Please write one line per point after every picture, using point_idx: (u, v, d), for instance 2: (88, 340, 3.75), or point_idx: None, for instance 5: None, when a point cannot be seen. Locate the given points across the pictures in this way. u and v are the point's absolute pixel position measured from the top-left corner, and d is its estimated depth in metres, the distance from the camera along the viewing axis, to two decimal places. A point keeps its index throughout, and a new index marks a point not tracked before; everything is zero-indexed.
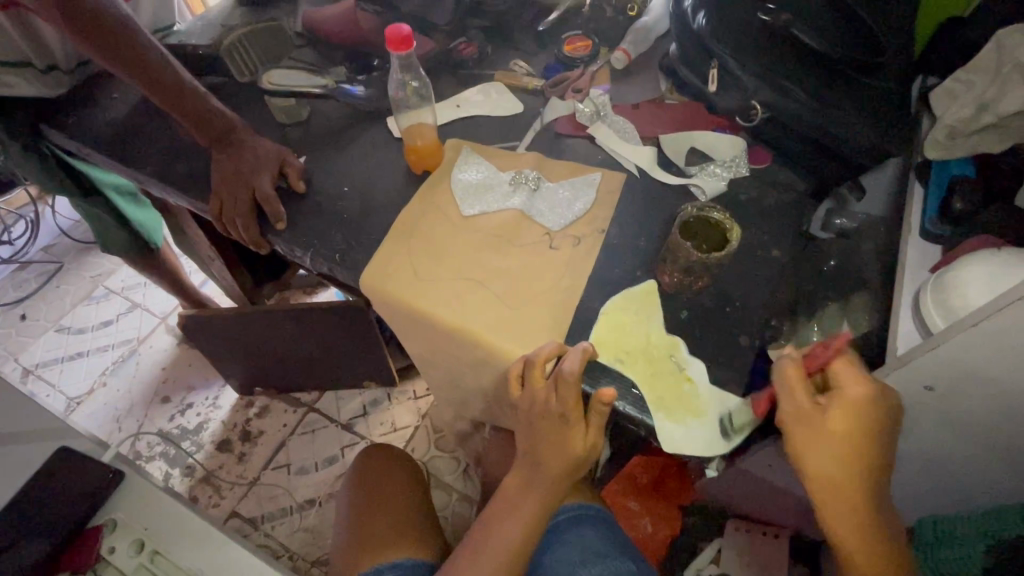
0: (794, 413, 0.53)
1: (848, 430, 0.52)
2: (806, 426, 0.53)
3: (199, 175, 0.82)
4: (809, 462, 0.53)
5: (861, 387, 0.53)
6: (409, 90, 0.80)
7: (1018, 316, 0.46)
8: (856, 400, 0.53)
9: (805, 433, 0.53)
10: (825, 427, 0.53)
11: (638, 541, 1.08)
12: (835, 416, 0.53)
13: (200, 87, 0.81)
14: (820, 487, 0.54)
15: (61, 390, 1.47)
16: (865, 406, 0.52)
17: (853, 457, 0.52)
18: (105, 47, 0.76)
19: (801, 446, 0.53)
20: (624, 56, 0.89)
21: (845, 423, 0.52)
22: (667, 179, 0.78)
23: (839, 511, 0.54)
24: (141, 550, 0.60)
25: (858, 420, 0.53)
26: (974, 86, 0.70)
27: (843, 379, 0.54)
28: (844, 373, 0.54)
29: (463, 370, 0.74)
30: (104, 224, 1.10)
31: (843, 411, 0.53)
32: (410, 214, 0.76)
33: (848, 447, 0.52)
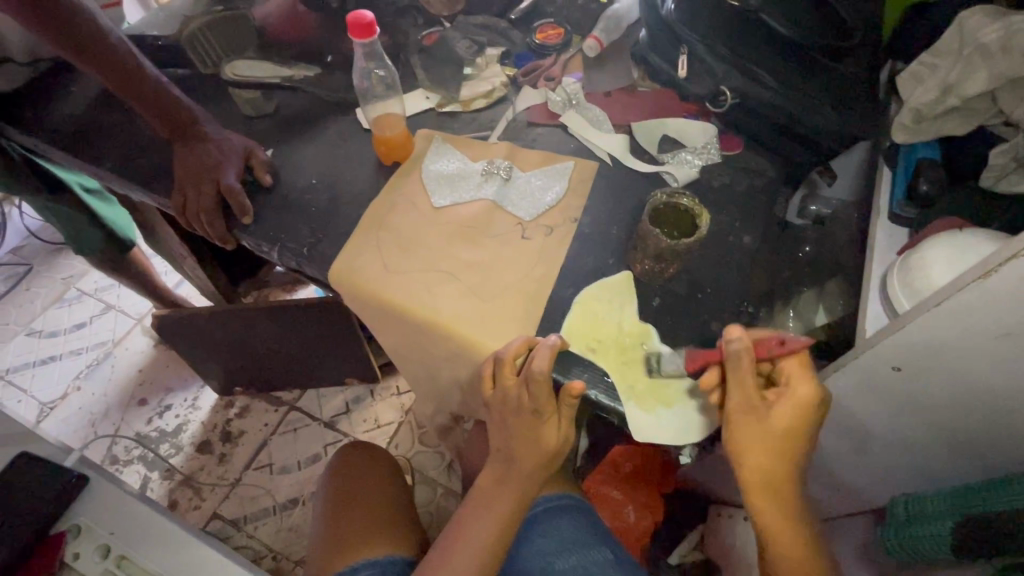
0: (743, 403, 0.54)
1: (792, 424, 0.54)
2: (748, 418, 0.54)
3: (162, 170, 0.79)
4: (747, 452, 0.55)
5: (807, 386, 0.54)
6: (374, 79, 0.79)
7: (979, 295, 0.46)
8: (805, 399, 0.54)
9: (745, 422, 0.54)
10: (768, 423, 0.54)
11: (620, 530, 1.06)
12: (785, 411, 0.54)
13: (163, 78, 0.79)
14: (756, 480, 0.55)
15: (33, 395, 1.43)
16: (813, 402, 0.54)
17: (786, 454, 0.55)
18: (67, 41, 0.74)
19: (739, 437, 0.55)
20: (597, 44, 0.87)
21: (791, 419, 0.54)
22: (639, 166, 0.78)
23: (768, 501, 0.56)
24: (106, 556, 0.59)
25: (800, 417, 0.54)
26: (938, 68, 0.70)
27: (792, 375, 0.55)
28: (792, 371, 0.55)
29: (437, 363, 0.73)
30: (74, 224, 1.07)
31: (792, 408, 0.54)
32: (380, 207, 0.75)
33: (786, 443, 0.55)
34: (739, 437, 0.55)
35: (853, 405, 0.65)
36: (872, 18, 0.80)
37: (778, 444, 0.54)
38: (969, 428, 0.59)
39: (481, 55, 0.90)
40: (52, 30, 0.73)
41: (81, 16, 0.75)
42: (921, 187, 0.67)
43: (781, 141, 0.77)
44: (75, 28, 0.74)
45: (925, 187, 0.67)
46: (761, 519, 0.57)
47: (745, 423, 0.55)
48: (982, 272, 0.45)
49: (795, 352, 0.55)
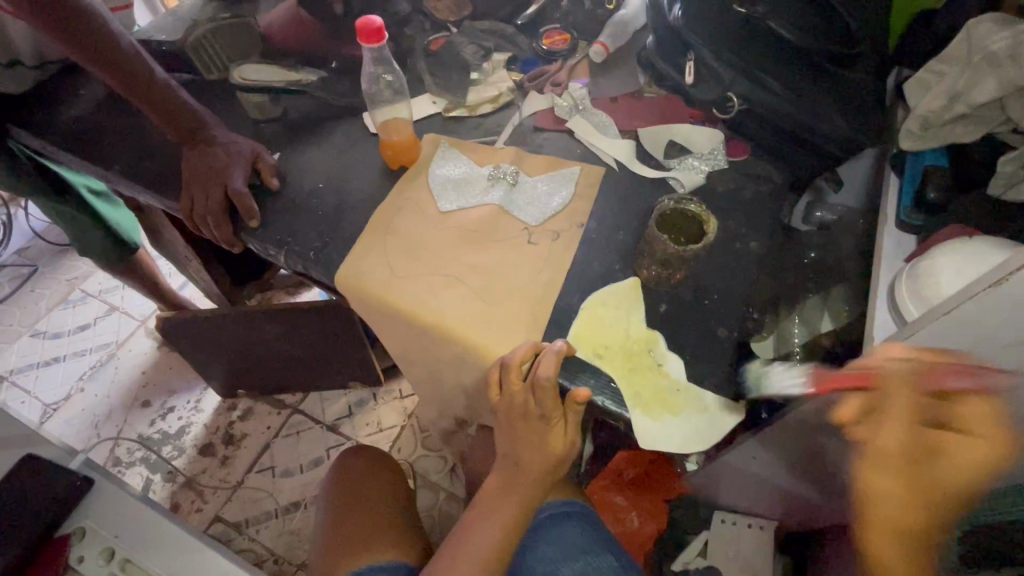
0: (897, 431, 0.49)
1: (973, 467, 0.47)
2: (898, 448, 0.49)
3: (169, 173, 0.80)
4: (885, 484, 0.50)
5: (992, 433, 0.47)
6: (382, 84, 0.78)
7: (989, 302, 0.46)
8: (985, 445, 0.47)
9: (905, 451, 0.49)
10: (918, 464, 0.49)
11: (622, 536, 1.08)
12: (960, 444, 0.48)
13: (172, 82, 0.80)
14: (883, 517, 0.50)
15: (36, 396, 1.44)
16: (996, 448, 0.47)
17: (925, 497, 0.49)
18: (77, 45, 0.74)
19: (880, 475, 0.50)
20: (603, 50, 0.88)
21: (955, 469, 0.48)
22: (645, 171, 0.78)
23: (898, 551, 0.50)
24: (111, 559, 0.59)
25: (980, 461, 0.47)
26: (946, 76, 0.70)
27: (966, 417, 0.48)
28: (970, 418, 0.48)
29: (442, 368, 0.73)
30: (81, 227, 1.07)
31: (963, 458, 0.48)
32: (386, 211, 0.75)
33: (929, 484, 0.49)
34: (880, 464, 0.50)
35: None
36: (879, 25, 0.80)
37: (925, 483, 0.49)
38: None
39: (487, 60, 0.89)
40: (59, 33, 0.73)
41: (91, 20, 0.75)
42: (928, 193, 0.69)
43: (788, 147, 0.77)
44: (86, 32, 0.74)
45: (933, 193, 0.68)
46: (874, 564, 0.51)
47: (897, 454, 0.49)
48: (993, 280, 0.44)
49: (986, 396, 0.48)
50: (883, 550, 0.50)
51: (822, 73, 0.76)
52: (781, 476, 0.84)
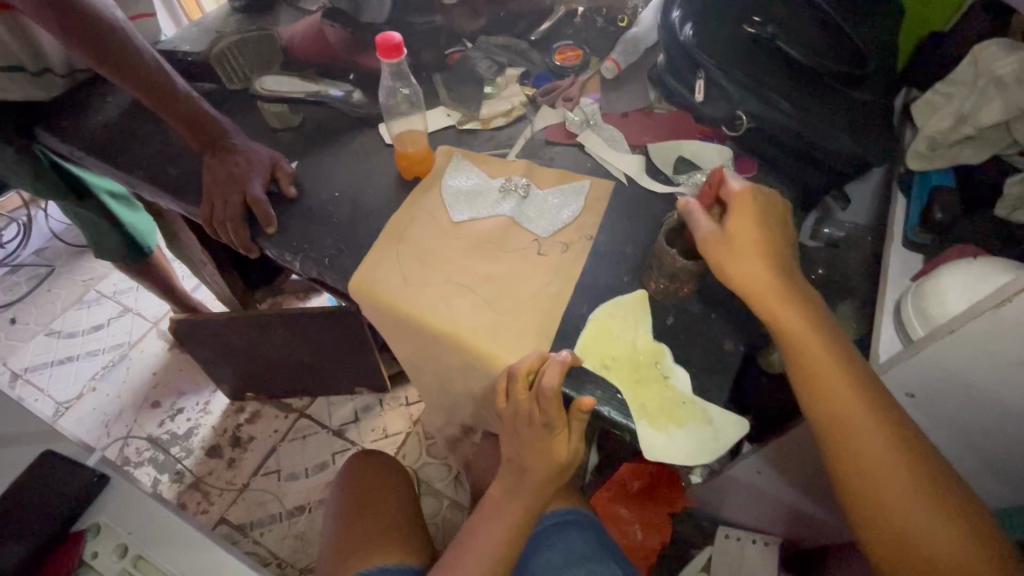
0: (740, 260, 0.58)
1: (768, 242, 0.60)
2: (744, 262, 0.58)
3: (190, 179, 0.82)
4: (794, 326, 0.56)
5: (759, 201, 0.61)
6: (399, 97, 0.81)
7: (995, 324, 0.46)
8: (760, 223, 0.60)
9: (770, 290, 0.57)
10: (735, 239, 0.59)
11: (626, 549, 1.07)
12: (750, 242, 0.59)
13: (193, 92, 0.82)
14: (826, 368, 0.55)
15: (50, 394, 1.46)
16: (773, 240, 0.60)
17: (818, 325, 0.57)
18: (103, 54, 0.77)
19: (726, 264, 0.59)
20: (614, 66, 0.89)
21: (749, 225, 0.60)
22: (654, 186, 0.79)
23: (798, 328, 0.56)
24: (124, 555, 0.60)
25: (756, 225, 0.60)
26: (953, 98, 0.72)
27: (738, 205, 0.61)
28: (734, 195, 0.62)
29: (451, 375, 0.74)
30: (98, 229, 1.10)
31: (743, 218, 0.60)
32: (400, 219, 0.77)
33: (800, 304, 0.57)
34: (765, 307, 0.58)
35: None
36: (887, 47, 0.81)
37: (801, 305, 0.57)
38: (983, 458, 0.59)
39: (501, 75, 0.92)
40: (88, 42, 0.76)
41: (116, 31, 0.78)
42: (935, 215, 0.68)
43: (795, 165, 0.78)
44: (113, 44, 0.77)
45: (938, 215, 0.68)
46: (832, 418, 0.55)
47: (760, 287, 0.58)
48: (996, 301, 0.45)
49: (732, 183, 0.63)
50: (839, 403, 0.54)
51: (830, 91, 0.77)
52: (788, 492, 0.84)
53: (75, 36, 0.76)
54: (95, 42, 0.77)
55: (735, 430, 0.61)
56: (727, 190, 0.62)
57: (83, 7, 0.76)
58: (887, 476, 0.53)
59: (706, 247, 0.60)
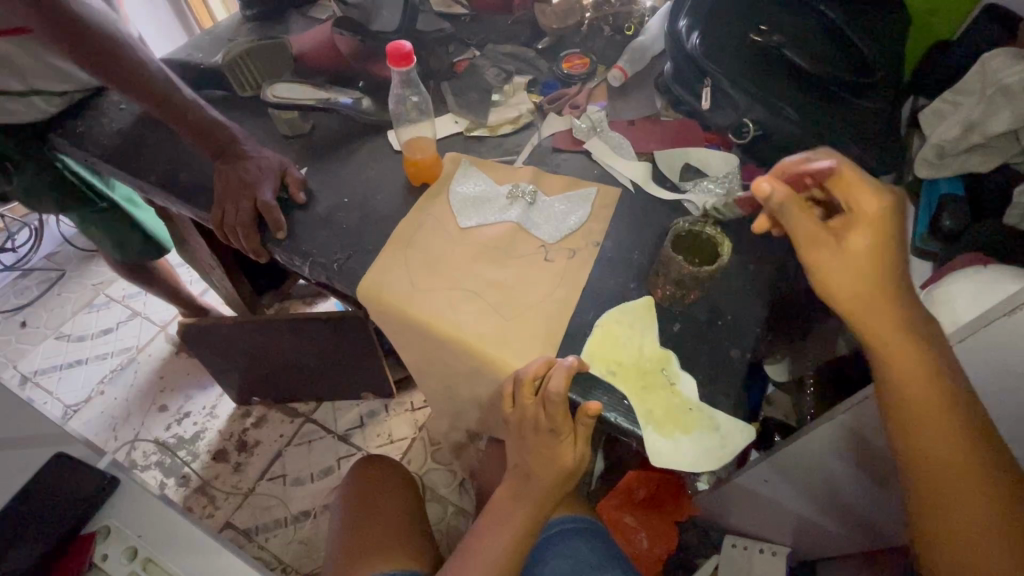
0: (840, 267, 0.50)
1: (888, 255, 0.50)
2: (846, 266, 0.50)
3: (200, 185, 0.83)
4: (894, 342, 0.50)
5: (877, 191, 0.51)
6: (409, 105, 0.82)
7: (999, 335, 0.46)
8: (882, 217, 0.50)
9: (875, 298, 0.50)
10: (847, 249, 0.50)
11: (632, 556, 1.07)
12: (868, 254, 0.50)
13: (199, 100, 0.84)
14: (921, 390, 0.50)
15: (58, 397, 1.47)
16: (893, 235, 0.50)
17: (923, 342, 0.50)
18: (112, 69, 0.79)
19: (824, 274, 0.50)
20: (621, 74, 0.90)
21: (870, 236, 0.50)
22: (659, 193, 0.79)
23: (898, 349, 0.50)
24: (133, 559, 0.60)
25: (879, 238, 0.50)
26: (961, 107, 0.72)
27: (852, 191, 0.51)
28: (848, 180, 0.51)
29: (457, 381, 0.74)
30: (119, 232, 1.13)
31: (864, 226, 0.50)
32: (407, 225, 0.77)
33: (908, 321, 0.50)
34: (861, 315, 0.51)
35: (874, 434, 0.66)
36: (895, 55, 0.81)
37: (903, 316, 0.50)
38: None
39: (508, 82, 0.93)
40: (98, 57, 0.77)
41: (119, 44, 0.79)
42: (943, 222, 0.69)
43: None
44: (119, 57, 0.79)
45: (948, 222, 0.69)
46: (914, 440, 0.51)
47: (858, 291, 0.50)
48: (1008, 308, 0.44)
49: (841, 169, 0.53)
50: (925, 424, 0.50)
51: (837, 99, 0.77)
52: (794, 501, 0.84)
53: (81, 52, 0.77)
54: (101, 57, 0.78)
55: (741, 437, 0.61)
56: (840, 170, 0.52)
57: (87, 21, 0.77)
58: (958, 500, 0.50)
59: (806, 252, 0.51)
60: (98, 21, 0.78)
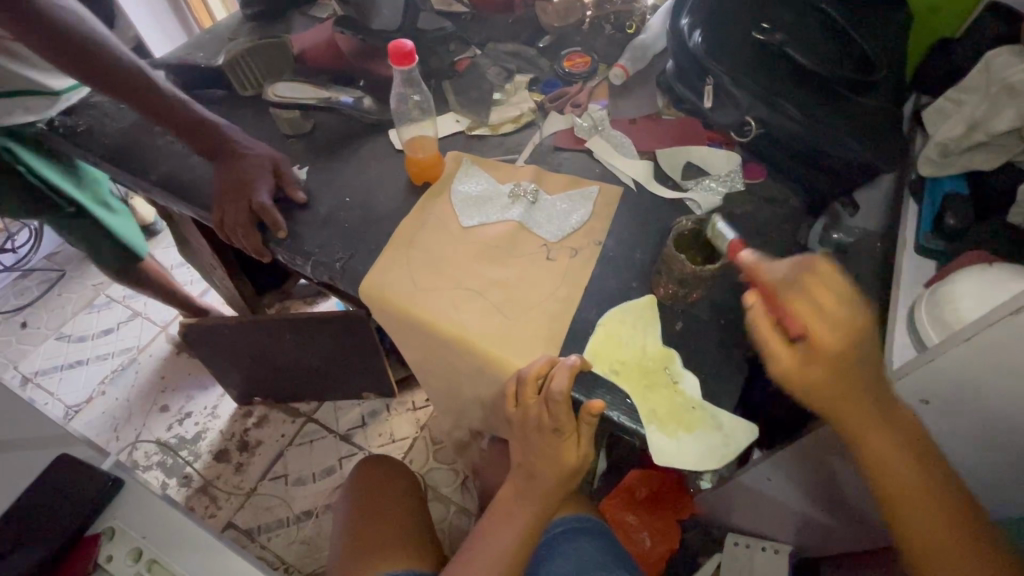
0: (802, 379, 0.56)
1: (850, 366, 0.55)
2: (811, 379, 0.55)
3: (201, 184, 0.83)
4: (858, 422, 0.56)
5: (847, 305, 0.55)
6: (411, 104, 0.82)
7: (1009, 331, 0.46)
8: (847, 340, 0.54)
9: (837, 393, 0.55)
10: (809, 368, 0.55)
11: (636, 556, 1.06)
12: (829, 371, 0.55)
13: (186, 100, 0.83)
14: (889, 455, 0.56)
15: (59, 398, 1.47)
16: (859, 349, 0.54)
17: (884, 414, 0.56)
18: (100, 75, 0.80)
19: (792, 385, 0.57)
20: (622, 72, 0.90)
21: (831, 356, 0.55)
22: (662, 192, 0.79)
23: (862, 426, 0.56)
24: (138, 560, 0.60)
25: (841, 360, 0.54)
26: (965, 105, 0.72)
27: (817, 307, 0.55)
28: (815, 299, 0.55)
29: (460, 380, 0.74)
30: (92, 239, 1.13)
31: (826, 347, 0.55)
32: (409, 224, 0.77)
33: (870, 405, 0.55)
34: (830, 406, 0.56)
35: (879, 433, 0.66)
36: (897, 53, 0.81)
37: (872, 397, 0.55)
38: (994, 464, 0.59)
39: (509, 81, 0.93)
40: (80, 67, 0.78)
41: (102, 48, 0.80)
42: (947, 220, 0.68)
43: (804, 170, 0.78)
44: (104, 63, 0.80)
45: (952, 221, 0.69)
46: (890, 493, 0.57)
47: (828, 392, 0.55)
48: (1012, 309, 0.45)
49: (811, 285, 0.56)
50: (897, 479, 0.57)
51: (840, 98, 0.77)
52: (798, 500, 0.84)
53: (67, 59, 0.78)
54: (86, 64, 0.79)
55: (744, 436, 0.61)
56: (807, 286, 0.55)
57: (65, 26, 0.77)
58: (936, 540, 0.57)
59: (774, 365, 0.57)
60: (78, 25, 0.78)
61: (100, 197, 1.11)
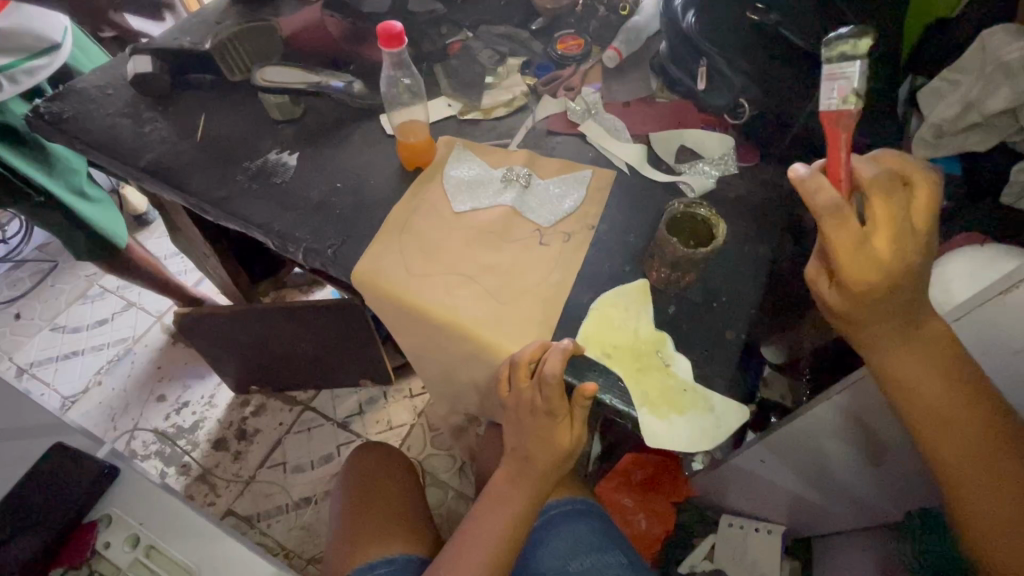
0: (854, 272, 0.47)
1: (894, 276, 0.47)
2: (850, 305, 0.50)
3: (191, 170, 0.82)
4: (877, 329, 0.51)
5: (909, 218, 0.47)
6: (401, 87, 0.81)
7: (1001, 310, 0.46)
8: (902, 263, 0.47)
9: (861, 299, 0.49)
10: (869, 263, 0.47)
11: (632, 537, 1.09)
12: (873, 270, 0.47)
13: None
14: (914, 365, 0.51)
15: (55, 388, 1.47)
16: (910, 273, 0.47)
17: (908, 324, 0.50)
18: None
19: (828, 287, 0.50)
20: (616, 55, 0.89)
21: (888, 254, 0.46)
22: (656, 176, 0.79)
23: (884, 333, 0.51)
24: (135, 546, 0.61)
25: (896, 253, 0.46)
26: (959, 85, 0.71)
27: (873, 230, 0.47)
28: (877, 215, 0.46)
29: (455, 366, 0.74)
30: (67, 230, 1.10)
31: (885, 241, 0.46)
32: (401, 211, 0.77)
33: (897, 312, 0.50)
34: (853, 314, 0.51)
35: None
36: (892, 33, 0.80)
37: (902, 308, 0.49)
38: None
39: (502, 64, 0.92)
40: None
41: None
42: None
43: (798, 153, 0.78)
44: None
45: None
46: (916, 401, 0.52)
47: (858, 313, 0.50)
48: (1002, 288, 0.45)
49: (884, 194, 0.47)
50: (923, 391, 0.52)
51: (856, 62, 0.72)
52: (791, 482, 0.85)
53: None
54: None
55: (735, 417, 0.62)
56: (874, 202, 0.46)
57: None
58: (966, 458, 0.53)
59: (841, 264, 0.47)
60: None
61: (73, 187, 1.09)
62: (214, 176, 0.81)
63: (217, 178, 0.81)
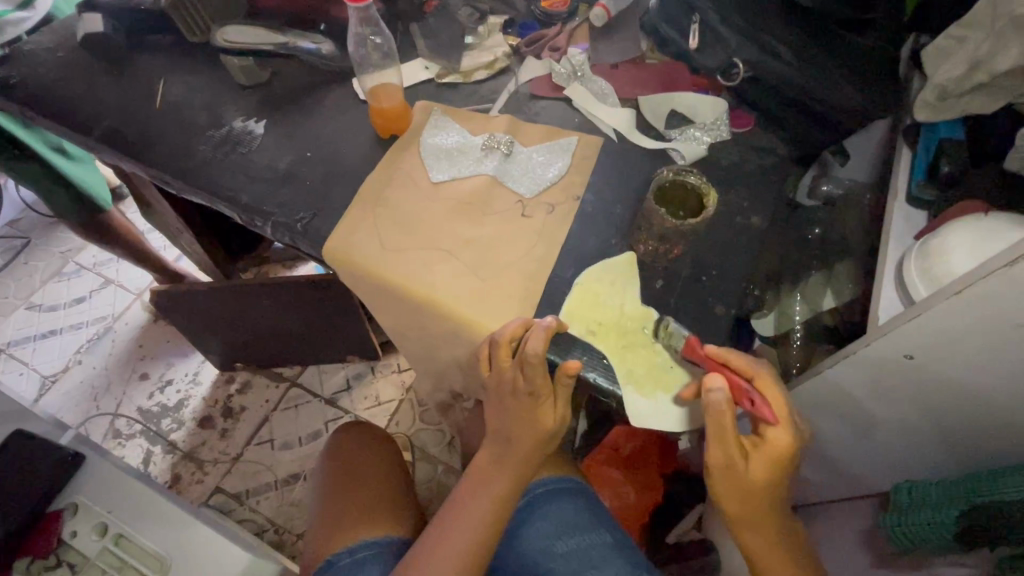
0: (728, 448, 0.53)
1: (769, 461, 0.53)
2: (727, 479, 0.54)
3: (153, 138, 0.77)
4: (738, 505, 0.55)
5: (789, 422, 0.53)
6: (370, 47, 0.76)
7: (1008, 280, 0.46)
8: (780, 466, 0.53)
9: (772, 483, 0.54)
10: (746, 473, 0.53)
11: (619, 509, 1.07)
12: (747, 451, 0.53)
13: None
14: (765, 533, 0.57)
15: (34, 368, 1.44)
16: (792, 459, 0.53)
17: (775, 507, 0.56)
18: None
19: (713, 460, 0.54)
20: (603, 13, 0.82)
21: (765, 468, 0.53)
22: (645, 142, 0.75)
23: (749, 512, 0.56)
24: (103, 535, 0.64)
25: (772, 463, 0.53)
26: (968, 43, 0.65)
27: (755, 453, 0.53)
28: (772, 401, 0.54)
29: (436, 344, 0.71)
30: (42, 186, 1.03)
31: (767, 457, 0.53)
32: (376, 181, 0.73)
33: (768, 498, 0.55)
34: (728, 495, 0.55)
35: (851, 387, 0.67)
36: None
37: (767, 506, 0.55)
38: (974, 414, 0.60)
39: (482, 23, 0.86)
40: None
41: None
42: (942, 167, 0.66)
43: (794, 117, 0.74)
44: None
45: (947, 167, 0.66)
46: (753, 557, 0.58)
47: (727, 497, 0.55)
48: (1009, 259, 0.45)
49: (759, 374, 0.55)
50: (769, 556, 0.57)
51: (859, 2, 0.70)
52: None
53: None
54: None
55: None
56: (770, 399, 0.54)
57: None
58: None
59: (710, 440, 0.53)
60: None
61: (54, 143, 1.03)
62: (176, 145, 0.76)
63: (180, 148, 0.76)
